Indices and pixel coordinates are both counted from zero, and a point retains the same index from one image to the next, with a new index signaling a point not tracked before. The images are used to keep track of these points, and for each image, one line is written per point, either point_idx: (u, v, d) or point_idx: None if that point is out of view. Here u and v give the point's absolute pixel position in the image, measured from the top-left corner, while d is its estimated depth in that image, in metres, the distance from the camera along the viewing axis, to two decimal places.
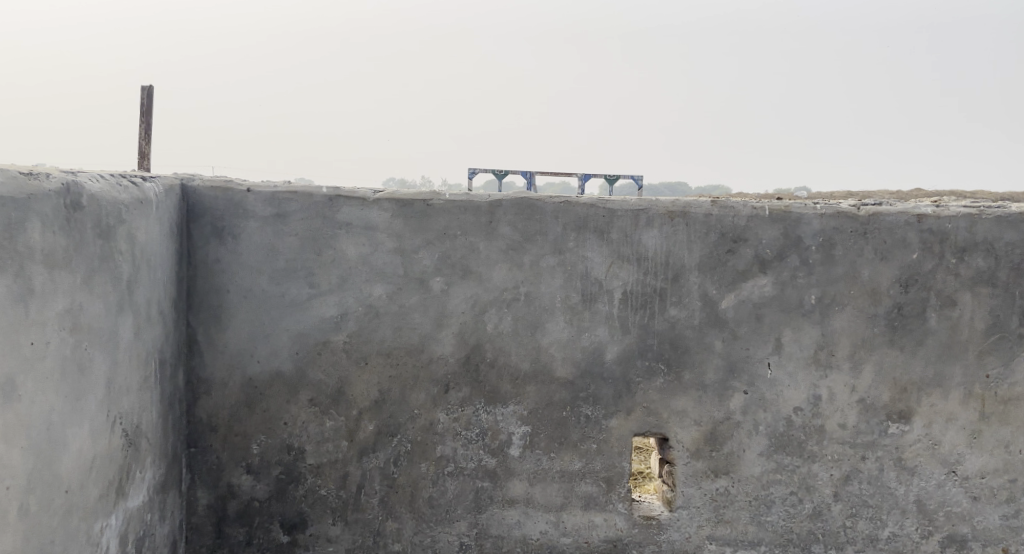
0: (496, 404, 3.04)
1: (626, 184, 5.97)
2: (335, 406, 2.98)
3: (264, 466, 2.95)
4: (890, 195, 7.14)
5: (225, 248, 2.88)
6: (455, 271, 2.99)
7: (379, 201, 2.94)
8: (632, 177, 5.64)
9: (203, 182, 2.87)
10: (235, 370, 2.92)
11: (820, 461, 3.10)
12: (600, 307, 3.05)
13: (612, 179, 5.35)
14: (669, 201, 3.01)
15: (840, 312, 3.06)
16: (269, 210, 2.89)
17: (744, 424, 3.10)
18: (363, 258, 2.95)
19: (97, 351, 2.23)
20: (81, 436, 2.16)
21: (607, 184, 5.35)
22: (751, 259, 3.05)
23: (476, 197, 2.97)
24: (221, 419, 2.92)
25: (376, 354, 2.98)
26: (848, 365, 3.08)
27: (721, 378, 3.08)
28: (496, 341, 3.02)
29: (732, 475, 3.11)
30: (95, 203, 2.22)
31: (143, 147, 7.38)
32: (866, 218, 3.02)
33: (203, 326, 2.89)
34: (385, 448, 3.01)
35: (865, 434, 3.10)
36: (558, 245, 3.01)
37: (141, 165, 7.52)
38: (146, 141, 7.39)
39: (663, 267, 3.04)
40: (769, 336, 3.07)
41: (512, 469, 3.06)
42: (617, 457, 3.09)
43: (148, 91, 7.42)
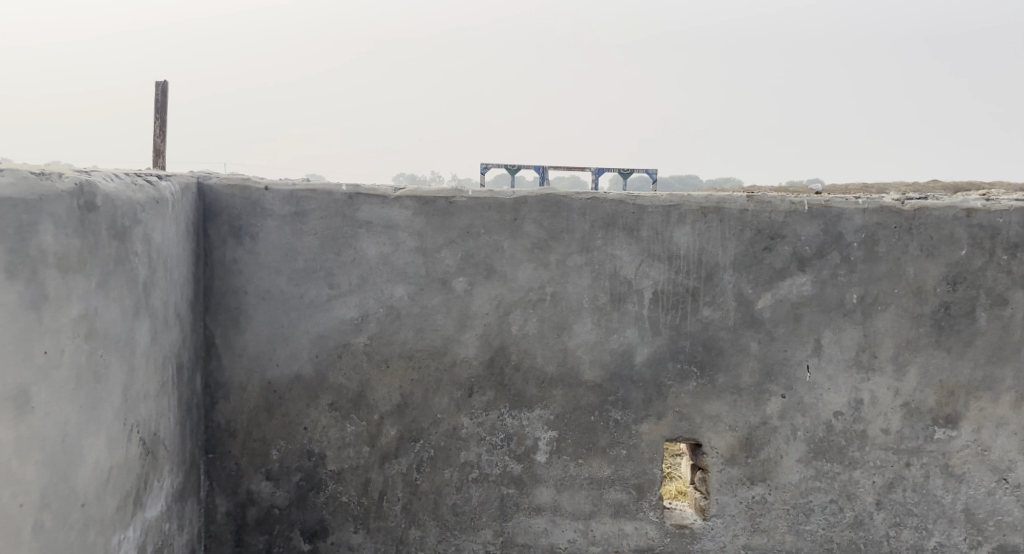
0: (522, 408, 2.94)
1: (642, 179, 5.84)
2: (356, 411, 2.89)
3: (284, 472, 2.88)
4: (917, 188, 6.94)
5: (243, 248, 2.80)
6: (478, 270, 2.89)
7: (400, 198, 2.84)
8: (647, 171, 5.51)
9: (220, 180, 2.79)
10: (254, 373, 2.84)
11: (861, 468, 2.96)
12: (629, 307, 2.93)
13: (629, 174, 5.22)
14: (702, 196, 2.88)
15: (883, 312, 2.91)
16: (288, 208, 2.81)
17: (782, 429, 2.96)
18: (384, 257, 2.85)
19: (114, 357, 2.15)
20: (98, 447, 2.07)
21: (622, 178, 5.21)
22: (789, 256, 2.91)
23: (500, 194, 2.86)
24: (240, 424, 2.85)
25: (397, 357, 2.89)
26: (891, 367, 2.93)
27: (757, 382, 2.95)
28: (521, 343, 2.92)
29: (768, 483, 2.98)
30: (110, 203, 2.12)
31: (159, 144, 7.38)
32: (911, 213, 2.86)
33: (221, 328, 2.81)
34: (408, 453, 2.92)
35: (910, 439, 2.95)
36: (586, 243, 2.89)
37: (159, 163, 7.52)
38: (160, 138, 7.38)
39: (695, 265, 2.91)
40: (808, 338, 2.93)
41: (539, 476, 2.96)
42: (647, 464, 2.97)
43: (164, 87, 7.39)
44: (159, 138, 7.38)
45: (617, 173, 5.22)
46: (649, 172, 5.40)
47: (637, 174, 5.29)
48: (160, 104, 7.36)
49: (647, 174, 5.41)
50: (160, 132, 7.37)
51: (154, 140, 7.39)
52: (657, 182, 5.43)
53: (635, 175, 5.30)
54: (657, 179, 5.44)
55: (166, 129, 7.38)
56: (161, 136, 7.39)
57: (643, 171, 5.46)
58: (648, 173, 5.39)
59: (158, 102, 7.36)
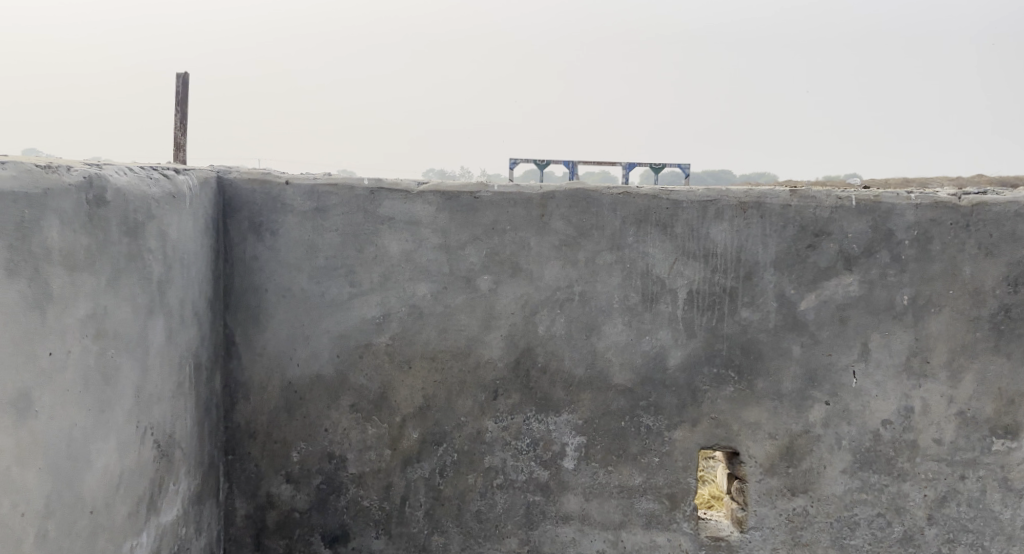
0: (549, 412, 2.82)
1: (673, 174, 5.65)
2: (378, 413, 2.80)
3: (305, 475, 2.80)
4: None
5: (263, 245, 2.72)
6: (504, 268, 2.77)
7: (423, 193, 2.73)
8: (681, 164, 5.33)
9: (240, 174, 2.71)
10: (275, 373, 2.76)
11: (911, 481, 2.77)
12: (662, 308, 2.78)
13: (660, 168, 5.05)
14: (742, 191, 2.72)
15: (936, 314, 2.72)
16: (309, 203, 2.72)
17: (826, 438, 2.78)
18: (406, 255, 2.75)
19: (125, 358, 2.07)
20: (107, 452, 2.00)
21: (653, 173, 5.04)
22: (835, 255, 2.73)
23: (526, 189, 2.74)
24: (260, 425, 2.78)
25: (420, 358, 2.79)
26: (945, 374, 2.73)
27: (800, 387, 2.78)
28: (548, 344, 2.80)
29: (811, 494, 2.81)
30: (121, 198, 2.04)
31: (179, 137, 7.40)
32: (969, 208, 2.66)
33: (241, 327, 2.74)
34: (430, 458, 2.82)
35: (964, 450, 2.75)
36: (616, 240, 2.76)
37: (177, 157, 7.54)
38: (179, 131, 7.41)
39: (733, 263, 2.76)
40: (854, 342, 2.75)
41: (566, 483, 2.83)
42: (682, 473, 2.83)
43: (183, 78, 7.43)
44: (179, 131, 7.42)
45: (649, 167, 5.05)
46: (682, 167, 5.22)
47: (665, 169, 5.12)
48: (178, 96, 7.39)
49: (680, 168, 5.23)
50: (179, 125, 7.41)
51: (173, 133, 7.43)
52: (691, 176, 5.24)
53: (668, 169, 5.12)
54: (690, 174, 5.25)
55: (186, 122, 7.42)
56: (180, 128, 7.43)
57: (676, 165, 5.28)
58: (682, 167, 5.21)
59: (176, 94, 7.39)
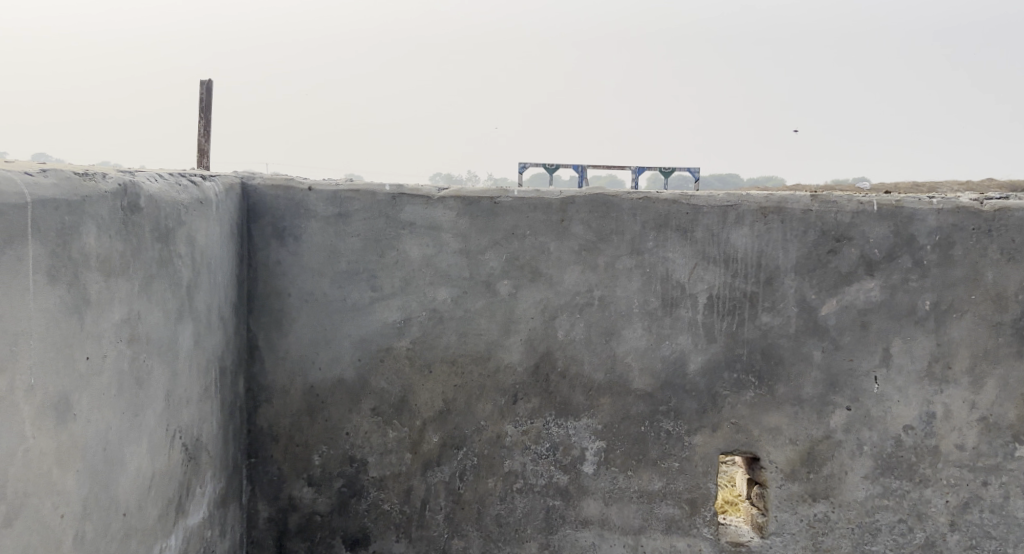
0: (568, 417, 2.82)
1: (681, 178, 5.64)
2: (399, 417, 2.82)
3: (326, 478, 2.82)
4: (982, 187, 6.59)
5: (286, 250, 2.75)
6: (524, 273, 2.78)
7: (444, 199, 2.75)
8: (690, 168, 5.33)
9: (264, 180, 2.74)
10: (297, 377, 2.79)
11: (933, 487, 2.75)
12: (682, 312, 2.79)
13: (669, 173, 5.05)
14: (762, 196, 2.72)
15: (958, 320, 2.71)
16: (331, 209, 2.74)
17: (847, 443, 2.78)
18: (427, 259, 2.77)
19: (156, 362, 2.09)
20: (140, 454, 2.02)
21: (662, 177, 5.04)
22: (856, 259, 2.73)
23: (547, 194, 2.75)
24: (282, 428, 2.80)
25: (440, 362, 2.81)
26: (967, 379, 2.72)
27: (820, 393, 2.77)
28: (567, 349, 2.81)
29: (831, 500, 2.80)
30: (154, 204, 2.06)
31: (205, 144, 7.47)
32: (991, 213, 2.65)
33: (264, 331, 2.77)
34: (451, 461, 2.83)
35: (987, 457, 2.73)
36: (636, 245, 2.76)
37: (205, 164, 7.60)
38: (205, 138, 7.48)
39: (754, 268, 2.76)
40: (875, 347, 2.75)
41: (586, 487, 2.84)
42: (701, 478, 2.83)
43: (209, 86, 7.49)
44: (204, 138, 7.49)
45: (658, 171, 5.05)
46: (691, 171, 5.22)
47: (674, 174, 5.12)
48: (205, 103, 7.46)
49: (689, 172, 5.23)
50: (206, 131, 7.47)
51: (199, 140, 7.49)
52: (699, 180, 5.24)
53: (676, 174, 5.12)
54: (699, 178, 5.25)
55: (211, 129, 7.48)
56: (207, 135, 7.49)
57: (685, 169, 5.28)
58: (691, 172, 5.21)
59: (202, 101, 7.46)
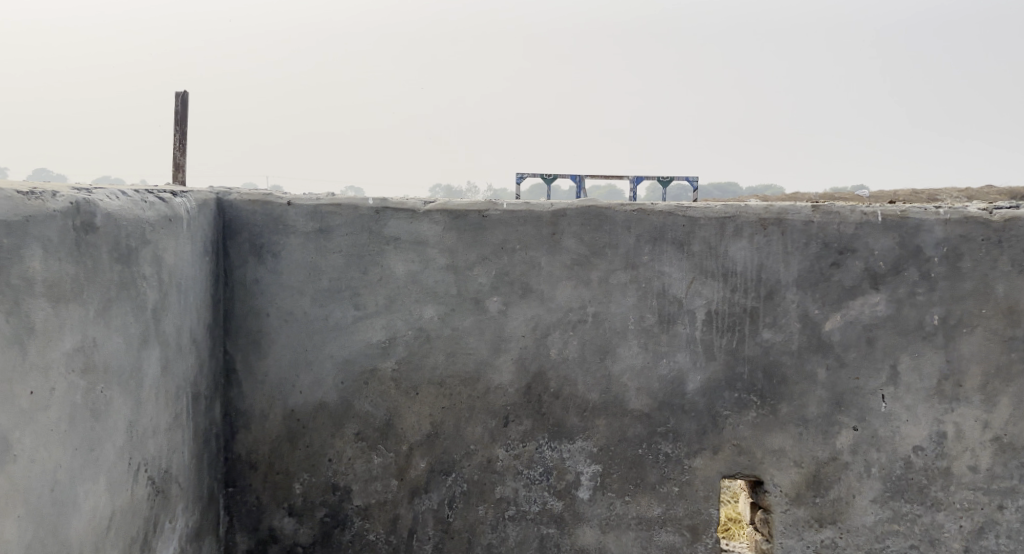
0: (562, 439, 2.69)
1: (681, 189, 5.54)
2: (383, 442, 2.68)
3: (308, 508, 2.68)
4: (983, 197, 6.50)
5: (264, 267, 2.62)
6: (514, 289, 2.66)
7: (430, 212, 2.63)
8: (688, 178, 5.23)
9: (241, 195, 2.62)
10: (276, 401, 2.65)
11: (946, 511, 2.62)
12: (679, 329, 2.67)
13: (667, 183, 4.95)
14: (762, 207, 2.61)
15: (968, 335, 2.59)
16: (311, 224, 2.62)
17: (854, 465, 2.65)
18: (413, 276, 2.65)
19: (116, 392, 1.96)
20: (96, 492, 1.89)
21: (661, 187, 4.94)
22: (861, 272, 2.61)
23: (537, 207, 2.63)
24: (261, 456, 2.66)
25: (427, 384, 2.68)
26: (980, 397, 2.59)
27: (826, 412, 2.65)
28: (561, 368, 2.68)
29: (839, 525, 2.66)
30: (112, 223, 1.93)
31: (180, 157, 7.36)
32: (1001, 223, 2.54)
33: (241, 353, 2.64)
34: (439, 488, 2.70)
35: (1002, 479, 2.60)
36: (631, 259, 2.65)
37: (180, 177, 7.49)
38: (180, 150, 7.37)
39: (754, 283, 2.64)
40: (883, 364, 2.62)
41: (582, 514, 2.70)
42: (703, 503, 2.69)
43: (186, 97, 7.40)
44: (179, 150, 7.38)
45: (657, 181, 4.95)
46: (690, 181, 5.12)
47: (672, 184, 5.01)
48: (180, 115, 7.36)
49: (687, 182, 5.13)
50: (182, 145, 7.37)
51: (172, 154, 7.38)
52: (698, 190, 5.14)
53: (674, 184, 5.02)
54: (698, 188, 5.14)
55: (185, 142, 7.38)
56: (178, 147, 7.38)
57: (684, 179, 5.19)
58: (690, 181, 5.11)
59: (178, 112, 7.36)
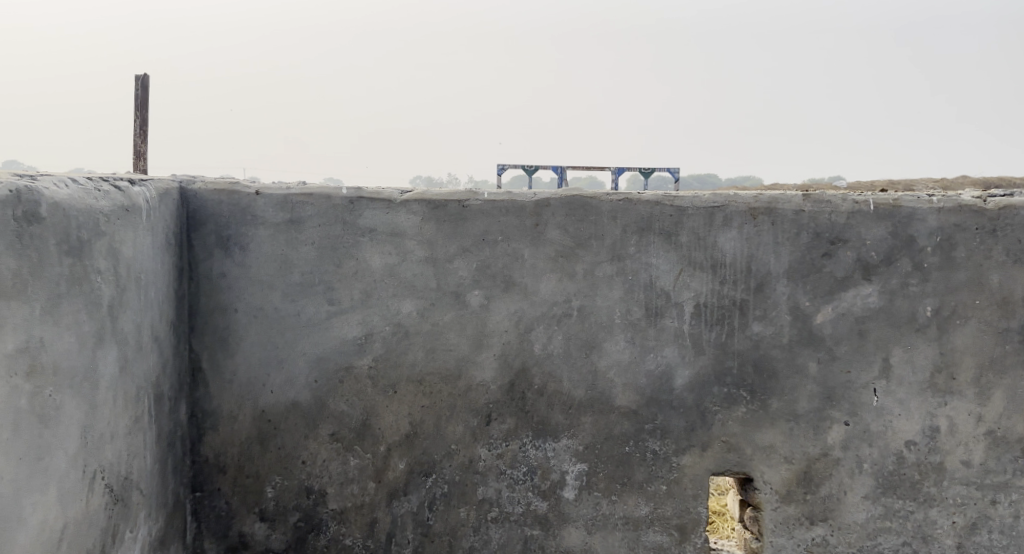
0: (547, 438, 2.60)
1: (661, 178, 5.46)
2: (360, 442, 2.57)
3: (280, 512, 2.56)
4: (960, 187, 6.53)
5: (232, 261, 2.49)
6: (496, 282, 2.55)
7: (407, 202, 2.51)
8: (669, 170, 5.16)
9: (205, 184, 2.48)
10: (246, 401, 2.52)
11: (939, 507, 2.56)
12: (667, 323, 2.58)
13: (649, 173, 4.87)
14: (752, 196, 2.52)
15: (962, 327, 2.52)
16: (281, 215, 2.49)
17: (846, 461, 2.58)
18: (389, 269, 2.53)
19: (68, 395, 1.83)
20: (45, 504, 1.76)
21: (642, 178, 4.86)
22: (853, 263, 2.54)
23: (519, 196, 2.52)
24: (230, 458, 2.53)
25: (405, 381, 2.56)
26: (973, 391, 2.54)
27: (817, 407, 2.57)
28: (545, 364, 2.58)
29: (831, 523, 2.60)
30: (60, 213, 1.80)
31: (138, 145, 7.15)
32: (995, 212, 2.48)
33: (208, 351, 2.50)
34: (418, 490, 2.59)
35: (995, 473, 2.55)
36: (617, 251, 2.55)
37: (140, 165, 7.25)
38: (141, 138, 7.15)
39: (743, 274, 2.55)
40: (875, 357, 2.56)
41: (567, 515, 2.61)
42: (691, 501, 2.61)
43: (145, 81, 7.15)
44: (140, 138, 7.15)
45: (638, 172, 4.87)
46: (672, 172, 5.04)
47: (654, 174, 4.93)
48: (139, 100, 7.13)
49: (668, 174, 5.05)
50: (141, 131, 7.14)
51: (133, 140, 7.17)
52: (679, 180, 5.06)
53: (655, 175, 4.93)
54: (679, 179, 5.06)
55: (146, 127, 7.15)
56: (143, 136, 7.16)
57: (664, 170, 5.11)
58: (671, 172, 5.04)
59: (137, 98, 7.13)
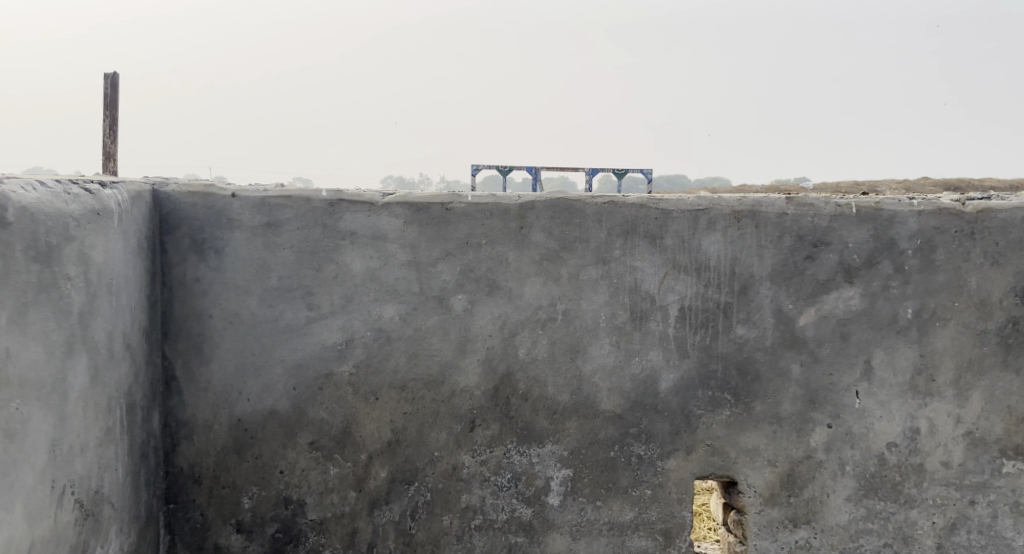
0: (531, 443, 2.56)
1: (633, 179, 5.46)
2: (340, 451, 2.50)
3: (258, 524, 2.48)
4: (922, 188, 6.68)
5: (207, 265, 2.41)
6: (480, 286, 2.51)
7: (389, 205, 2.46)
8: (642, 171, 5.15)
9: (179, 186, 2.39)
10: (221, 410, 2.45)
11: (919, 508, 2.58)
12: (652, 326, 2.56)
13: (622, 174, 4.86)
14: (736, 199, 2.52)
15: (941, 329, 2.55)
16: (258, 218, 2.41)
17: (829, 464, 2.59)
18: (371, 273, 2.47)
19: (36, 407, 1.74)
20: (11, 522, 1.67)
21: (616, 180, 4.85)
22: (835, 266, 2.55)
23: (503, 199, 2.49)
24: (205, 469, 2.45)
25: (387, 388, 2.51)
26: (952, 392, 2.56)
27: (800, 410, 2.58)
28: (529, 369, 2.54)
29: (814, 525, 2.60)
30: (27, 217, 1.72)
31: (108, 146, 6.95)
32: (973, 215, 2.50)
33: (182, 359, 2.42)
34: (400, 499, 2.53)
35: (974, 474, 2.58)
36: (602, 254, 2.52)
37: (109, 167, 7.06)
38: (111, 139, 6.95)
39: (727, 277, 2.55)
40: (856, 360, 2.57)
41: (551, 521, 2.58)
42: (676, 506, 2.60)
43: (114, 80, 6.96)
44: (109, 139, 6.96)
45: (611, 173, 4.86)
46: (644, 172, 5.05)
47: (627, 175, 4.92)
48: (106, 99, 6.93)
49: (642, 175, 5.04)
50: (110, 132, 6.95)
51: (104, 142, 6.97)
52: (652, 182, 5.07)
53: (628, 176, 4.93)
54: (652, 179, 5.07)
55: (117, 129, 6.97)
56: (113, 137, 6.98)
57: (637, 172, 5.11)
58: (644, 173, 5.04)
59: (107, 97, 6.93)
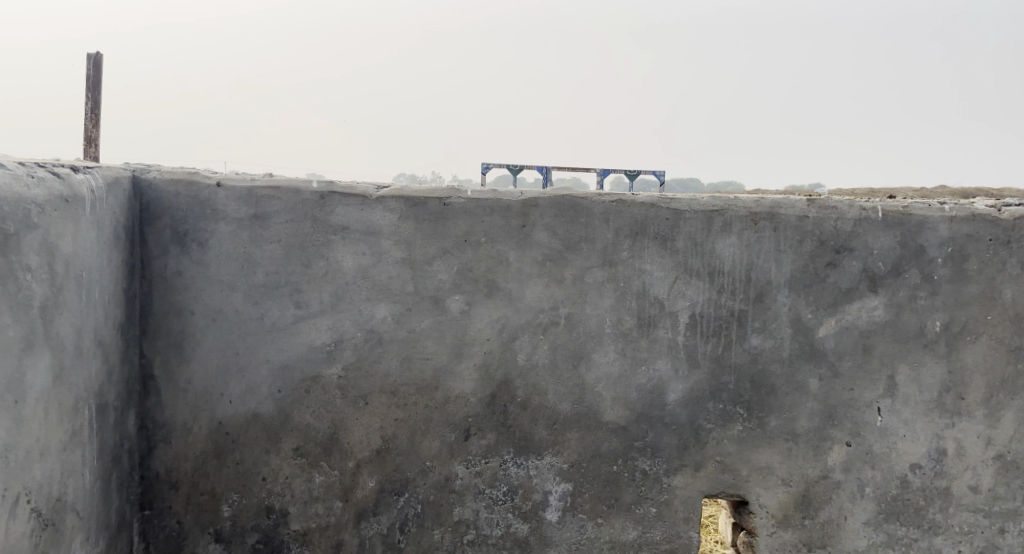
0: (530, 455, 2.41)
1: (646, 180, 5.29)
2: (326, 458, 2.37)
3: (237, 533, 2.35)
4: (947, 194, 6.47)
5: (189, 259, 2.28)
6: (478, 287, 2.37)
7: (383, 198, 2.32)
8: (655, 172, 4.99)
9: (161, 173, 2.26)
10: (201, 412, 2.31)
11: (944, 535, 2.41)
12: (660, 334, 2.40)
13: (635, 175, 4.70)
14: (753, 200, 2.36)
15: (972, 344, 2.37)
16: (244, 209, 2.28)
17: (847, 485, 2.42)
18: (363, 270, 2.33)
19: None
20: None
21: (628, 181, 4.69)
22: (858, 274, 2.38)
23: (505, 195, 2.34)
24: (183, 474, 2.32)
25: (377, 393, 2.37)
26: (982, 412, 2.39)
27: (818, 427, 2.41)
28: (529, 376, 2.40)
29: (829, 550, 2.44)
30: None
31: (90, 131, 6.86)
32: (1010, 222, 2.33)
33: (161, 356, 2.29)
34: (389, 510, 2.39)
35: (1004, 500, 2.40)
36: (608, 255, 2.37)
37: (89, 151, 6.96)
38: (95, 124, 6.86)
39: (742, 283, 2.39)
40: (879, 375, 2.40)
41: (549, 538, 2.43)
42: (682, 525, 2.44)
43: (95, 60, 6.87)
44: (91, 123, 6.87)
45: (623, 174, 4.70)
46: (658, 174, 4.88)
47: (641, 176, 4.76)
48: (90, 81, 6.84)
49: (655, 177, 4.88)
50: (90, 116, 6.86)
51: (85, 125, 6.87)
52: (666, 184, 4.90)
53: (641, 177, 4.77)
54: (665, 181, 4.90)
55: (99, 111, 6.87)
56: (92, 121, 6.88)
57: (651, 173, 4.94)
58: (658, 174, 4.88)
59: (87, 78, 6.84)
